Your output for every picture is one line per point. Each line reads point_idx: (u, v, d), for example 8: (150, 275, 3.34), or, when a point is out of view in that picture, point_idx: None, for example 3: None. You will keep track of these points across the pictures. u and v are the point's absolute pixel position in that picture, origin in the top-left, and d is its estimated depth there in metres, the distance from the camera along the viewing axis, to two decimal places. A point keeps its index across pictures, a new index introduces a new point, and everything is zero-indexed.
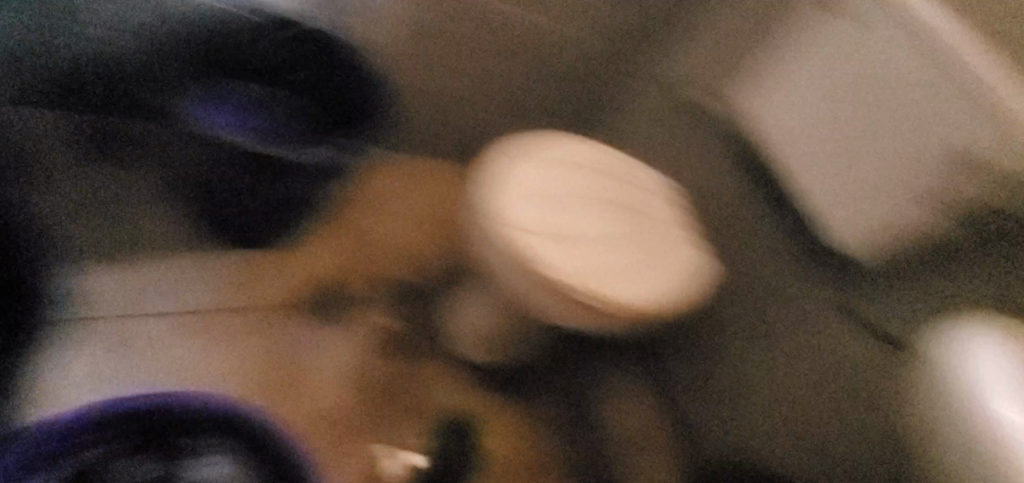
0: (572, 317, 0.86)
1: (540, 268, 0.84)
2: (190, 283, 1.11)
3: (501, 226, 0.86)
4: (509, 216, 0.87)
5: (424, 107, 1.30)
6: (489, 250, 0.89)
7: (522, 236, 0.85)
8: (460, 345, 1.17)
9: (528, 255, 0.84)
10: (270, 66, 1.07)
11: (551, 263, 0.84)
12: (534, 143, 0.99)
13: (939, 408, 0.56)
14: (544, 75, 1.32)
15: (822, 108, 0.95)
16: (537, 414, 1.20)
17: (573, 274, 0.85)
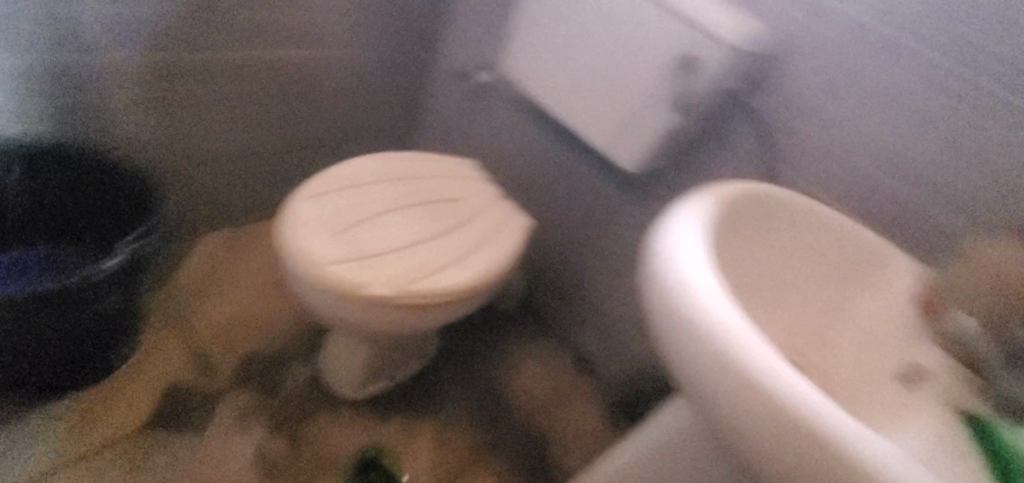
0: (411, 319, 0.89)
1: (363, 292, 0.84)
2: (23, 455, 0.97)
3: (311, 269, 0.84)
4: (315, 256, 0.85)
5: (222, 180, 1.26)
6: (313, 295, 0.87)
7: (333, 264, 0.84)
8: (344, 388, 1.13)
9: (349, 284, 0.84)
10: (46, 195, 1.05)
11: (373, 283, 0.84)
12: (324, 175, 0.97)
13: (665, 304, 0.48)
14: (332, 105, 1.32)
15: (561, 59, 1.06)
16: (448, 417, 1.20)
17: (395, 280, 0.86)
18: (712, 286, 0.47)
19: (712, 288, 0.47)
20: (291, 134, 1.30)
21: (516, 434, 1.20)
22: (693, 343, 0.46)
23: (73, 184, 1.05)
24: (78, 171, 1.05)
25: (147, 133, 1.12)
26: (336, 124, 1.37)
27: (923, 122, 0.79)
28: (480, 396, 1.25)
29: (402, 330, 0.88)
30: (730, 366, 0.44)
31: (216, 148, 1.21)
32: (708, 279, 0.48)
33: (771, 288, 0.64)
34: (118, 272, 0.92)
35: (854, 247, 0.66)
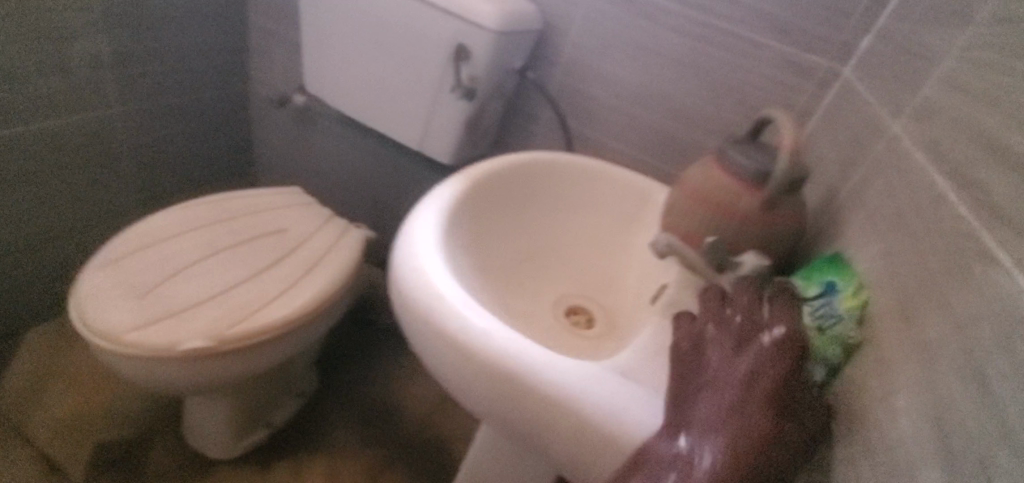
0: (245, 359, 0.86)
1: (175, 350, 0.79)
2: None
3: (110, 343, 0.78)
4: (111, 327, 0.79)
5: (34, 272, 1.11)
6: (123, 368, 0.81)
7: (138, 330, 0.79)
8: (216, 450, 1.07)
9: (157, 346, 0.79)
10: None
11: (184, 338, 0.80)
12: (114, 241, 0.90)
13: (406, 306, 0.51)
14: (148, 161, 1.22)
15: (362, 69, 1.05)
16: (342, 446, 1.17)
17: (214, 327, 0.83)
18: (438, 271, 0.51)
19: (438, 271, 0.51)
20: (109, 204, 1.19)
21: (410, 441, 1.21)
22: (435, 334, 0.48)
23: None
24: None
25: None
26: (156, 178, 1.26)
27: (683, 67, 0.87)
28: (368, 416, 1.23)
29: (238, 373, 0.86)
30: (463, 346, 0.47)
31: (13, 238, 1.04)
32: (437, 264, 0.52)
33: (542, 249, 0.72)
34: None
35: (609, 193, 0.75)
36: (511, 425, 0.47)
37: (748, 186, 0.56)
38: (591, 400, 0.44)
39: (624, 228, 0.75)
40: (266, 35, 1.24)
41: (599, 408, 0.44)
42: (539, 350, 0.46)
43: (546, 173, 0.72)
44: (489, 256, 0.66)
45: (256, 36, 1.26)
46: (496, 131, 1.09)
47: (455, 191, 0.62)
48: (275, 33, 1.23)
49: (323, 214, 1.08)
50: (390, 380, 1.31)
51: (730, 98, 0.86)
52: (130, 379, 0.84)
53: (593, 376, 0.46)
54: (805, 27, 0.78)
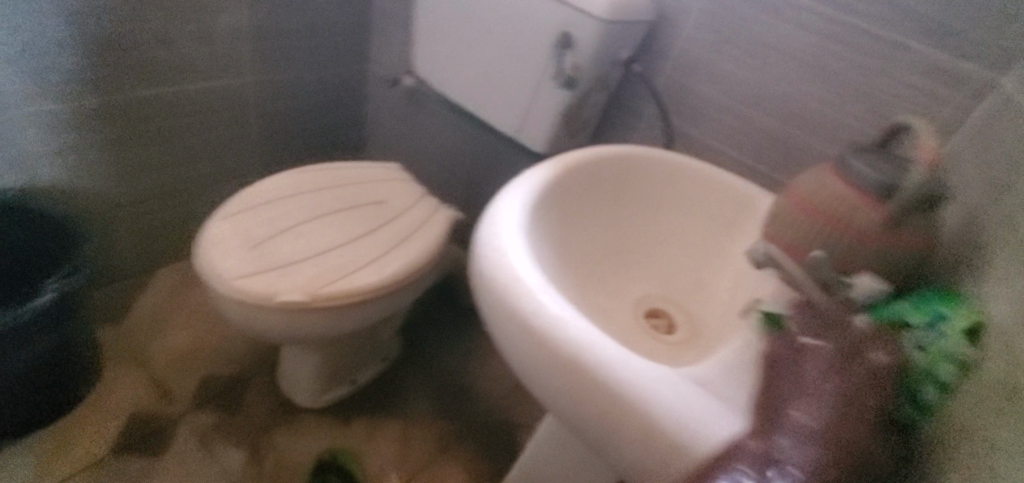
0: (331, 318, 0.92)
1: (273, 300, 0.86)
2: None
3: (222, 286, 0.87)
4: (225, 271, 0.88)
5: (170, 210, 1.27)
6: (230, 310, 0.90)
7: (246, 279, 0.88)
8: (302, 397, 1.16)
9: (259, 294, 0.87)
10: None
11: (282, 291, 0.87)
12: (237, 196, 1.00)
13: (483, 284, 0.51)
14: (274, 128, 1.35)
15: (468, 54, 1.08)
16: (411, 414, 1.22)
17: (308, 285, 0.89)
18: (517, 254, 0.51)
19: (517, 254, 0.51)
20: (238, 163, 1.33)
21: (478, 423, 1.23)
22: (508, 316, 0.48)
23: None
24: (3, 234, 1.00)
25: (84, 171, 1.09)
26: (277, 140, 1.38)
27: (807, 67, 0.80)
28: (444, 390, 1.27)
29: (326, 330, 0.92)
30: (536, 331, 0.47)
31: (151, 177, 1.19)
32: (517, 248, 0.52)
33: (630, 247, 0.70)
34: (50, 309, 0.90)
35: (709, 195, 0.70)
36: (574, 417, 0.46)
37: (869, 199, 0.50)
38: (661, 404, 0.42)
39: (719, 235, 0.70)
40: (387, 18, 1.31)
41: (669, 414, 0.41)
42: (611, 346, 0.45)
43: (640, 168, 0.69)
44: (571, 248, 0.65)
45: (379, 19, 1.33)
46: (595, 124, 1.07)
47: (544, 177, 0.61)
48: (396, 17, 1.29)
49: (419, 191, 1.12)
50: (463, 359, 1.34)
51: (858, 103, 0.77)
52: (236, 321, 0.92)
53: (669, 380, 0.43)
54: (961, 26, 0.68)
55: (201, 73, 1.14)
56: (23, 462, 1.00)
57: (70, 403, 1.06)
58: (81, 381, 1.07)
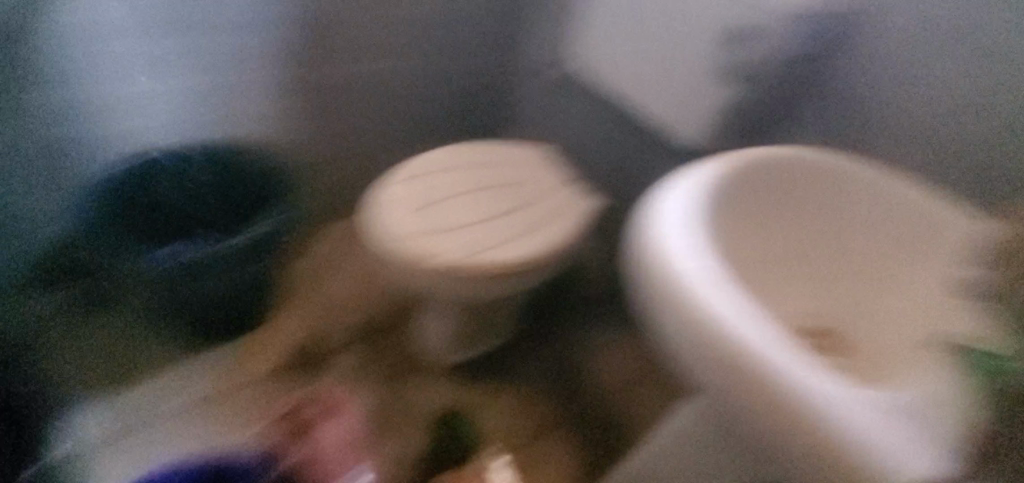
0: (476, 288, 0.97)
1: (425, 263, 0.93)
2: (187, 392, 1.11)
3: (388, 244, 0.95)
4: (392, 232, 0.96)
5: (345, 181, 1.36)
6: (390, 267, 0.98)
7: (408, 241, 0.95)
8: (434, 355, 1.24)
9: (413, 256, 0.94)
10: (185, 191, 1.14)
11: (438, 256, 0.94)
12: (403, 164, 1.07)
13: (644, 276, 0.52)
14: (435, 107, 1.41)
15: (626, 47, 1.09)
16: (527, 386, 1.27)
17: (460, 254, 0.95)
18: (683, 250, 0.51)
19: (684, 251, 0.51)
20: (404, 137, 1.39)
21: (586, 412, 1.24)
22: (671, 309, 0.49)
23: (217, 185, 1.16)
24: (228, 176, 1.16)
25: (283, 131, 1.22)
26: (438, 124, 1.44)
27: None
28: (556, 374, 1.30)
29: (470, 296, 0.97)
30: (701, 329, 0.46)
31: (331, 148, 1.31)
32: (682, 244, 0.52)
33: (798, 255, 0.66)
34: (259, 242, 1.05)
35: (892, 209, 0.64)
36: (728, 407, 0.45)
37: None
38: (834, 421, 0.41)
39: (899, 258, 0.63)
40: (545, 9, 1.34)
41: (843, 432, 0.40)
42: (782, 354, 0.44)
43: (813, 175, 0.65)
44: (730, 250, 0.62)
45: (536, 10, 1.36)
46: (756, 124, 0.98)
47: (710, 176, 0.60)
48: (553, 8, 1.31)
49: (564, 176, 1.13)
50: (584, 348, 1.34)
51: None
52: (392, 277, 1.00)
53: (843, 397, 0.42)
54: None
55: (381, 49, 1.26)
56: (206, 374, 1.13)
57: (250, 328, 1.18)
58: (257, 308, 1.16)
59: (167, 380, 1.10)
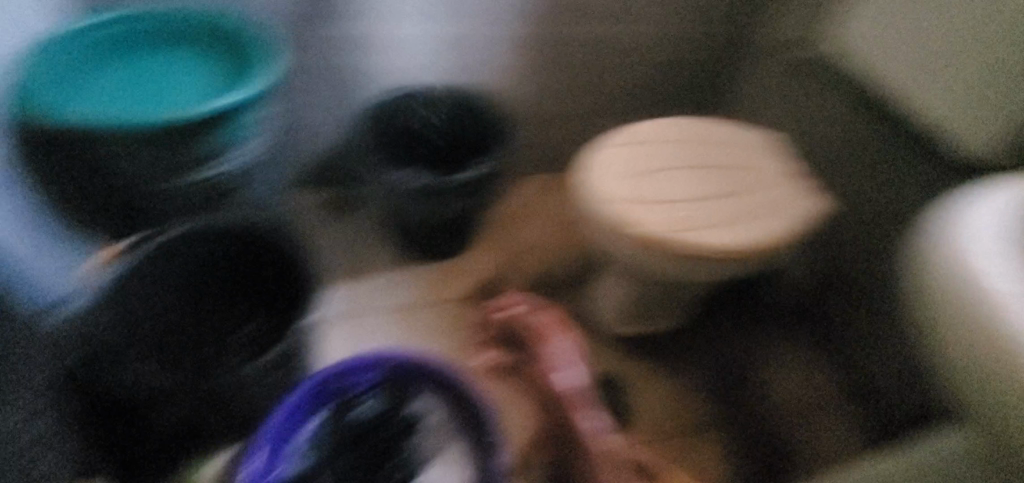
0: (677, 265, 0.93)
1: (630, 230, 0.92)
2: (393, 292, 1.25)
3: (597, 202, 0.94)
4: (604, 192, 0.95)
5: (551, 144, 1.42)
6: (594, 225, 0.98)
7: (618, 205, 0.94)
8: (608, 322, 1.23)
9: (621, 220, 0.93)
10: (425, 123, 1.24)
11: (644, 224, 0.92)
12: (621, 129, 1.06)
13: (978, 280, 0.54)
14: (658, 73, 1.36)
15: (926, 34, 0.97)
16: (692, 378, 1.21)
17: (668, 228, 0.92)
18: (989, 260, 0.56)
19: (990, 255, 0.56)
20: (620, 100, 1.38)
21: (749, 419, 1.14)
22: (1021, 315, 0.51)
23: (451, 119, 1.24)
24: (466, 115, 1.23)
25: (515, 85, 1.29)
26: (652, 96, 1.40)
27: None
28: (722, 370, 1.20)
29: (669, 272, 0.94)
30: None
31: (548, 110, 1.35)
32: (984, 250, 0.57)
33: None
34: (481, 177, 1.13)
35: None
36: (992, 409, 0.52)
37: None
38: None
39: None
40: None
41: None
42: None
43: None
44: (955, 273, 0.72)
45: None
46: None
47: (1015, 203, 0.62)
48: None
49: (790, 169, 1.03)
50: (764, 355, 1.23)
51: None
52: (591, 235, 1.01)
53: None
54: None
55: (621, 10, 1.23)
56: (408, 280, 1.27)
57: (451, 251, 1.29)
58: (460, 240, 1.28)
59: (383, 279, 1.27)
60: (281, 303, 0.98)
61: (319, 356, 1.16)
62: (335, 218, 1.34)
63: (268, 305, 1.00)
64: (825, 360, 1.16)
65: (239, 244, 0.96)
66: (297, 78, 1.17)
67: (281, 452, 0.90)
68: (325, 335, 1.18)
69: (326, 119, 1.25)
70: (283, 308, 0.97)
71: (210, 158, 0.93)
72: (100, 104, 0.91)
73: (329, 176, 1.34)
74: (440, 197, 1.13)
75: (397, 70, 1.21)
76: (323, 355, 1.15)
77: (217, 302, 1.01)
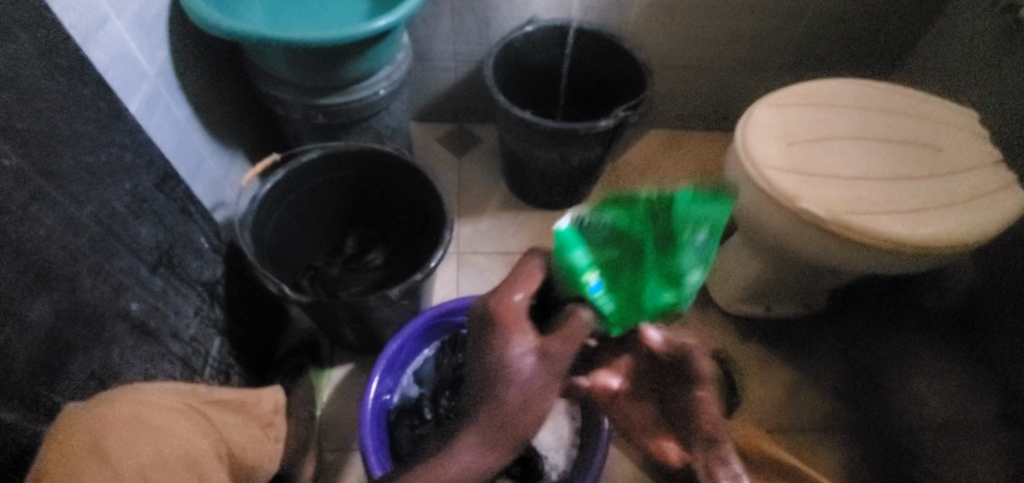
0: (838, 250, 0.81)
1: (795, 205, 0.78)
2: (504, 234, 1.24)
3: (752, 167, 0.82)
4: (761, 155, 0.82)
5: (676, 98, 1.33)
6: (742, 192, 0.87)
7: (779, 174, 0.80)
8: (721, 293, 1.16)
9: (783, 192, 0.80)
10: (554, 64, 1.15)
11: (807, 198, 0.78)
12: (784, 89, 0.93)
13: None
14: (822, 24, 1.19)
15: None
16: (814, 370, 1.13)
17: (837, 204, 0.78)
18: None
19: None
20: (769, 54, 1.24)
21: (883, 435, 1.06)
22: None
23: (580, 63, 1.15)
24: (597, 61, 1.12)
25: (655, 28, 1.18)
26: (808, 51, 1.24)
27: None
28: (851, 367, 1.14)
29: (827, 258, 0.83)
30: None
31: (685, 61, 1.25)
32: None
33: None
34: (609, 130, 1.03)
35: None
36: None
37: None
38: None
39: None
40: None
41: None
42: None
43: None
44: None
45: None
46: None
47: None
48: None
49: (989, 155, 0.86)
50: (898, 358, 1.13)
51: None
52: (736, 203, 0.90)
53: None
54: None
55: None
56: (517, 224, 1.26)
57: (564, 201, 1.26)
58: (575, 191, 1.22)
59: (493, 221, 1.26)
60: (415, 234, 1.00)
61: (437, 289, 1.17)
62: (452, 154, 1.35)
63: (405, 236, 1.03)
64: (971, 379, 1.10)
65: (376, 174, 0.97)
66: (429, 8, 1.13)
67: (400, 376, 0.95)
68: (444, 270, 1.18)
69: (454, 51, 1.22)
70: (416, 240, 1.00)
71: (355, 82, 0.95)
72: (251, 13, 0.90)
73: (456, 108, 1.36)
74: (564, 147, 1.07)
75: (530, 4, 1.13)
76: (440, 289, 1.16)
77: (363, 224, 1.06)
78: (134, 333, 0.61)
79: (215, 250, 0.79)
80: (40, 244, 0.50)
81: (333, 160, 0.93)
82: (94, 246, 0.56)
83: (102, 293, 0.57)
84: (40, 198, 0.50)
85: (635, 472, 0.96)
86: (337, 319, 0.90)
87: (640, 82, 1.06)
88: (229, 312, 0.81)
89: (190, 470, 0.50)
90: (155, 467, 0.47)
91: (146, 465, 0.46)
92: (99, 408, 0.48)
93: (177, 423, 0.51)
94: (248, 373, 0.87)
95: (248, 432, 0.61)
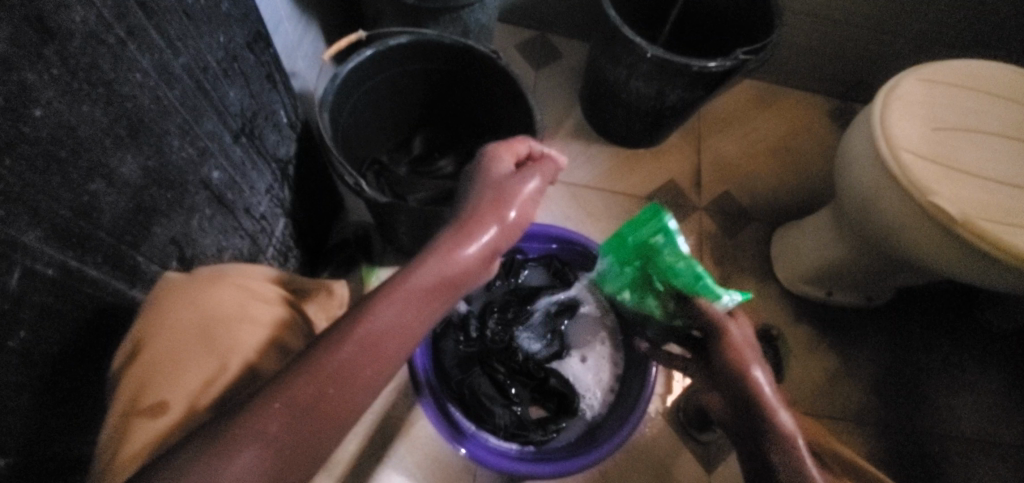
0: (948, 256, 0.72)
1: (924, 197, 0.68)
2: (571, 162, 1.17)
3: (883, 144, 0.72)
4: (898, 133, 0.72)
5: (784, 50, 1.21)
6: (862, 172, 0.77)
7: (913, 159, 0.71)
8: (783, 267, 1.09)
9: (914, 179, 0.69)
10: None
11: (940, 193, 0.68)
12: (938, 63, 0.81)
13: None
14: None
15: None
16: (860, 362, 1.06)
17: (971, 206, 0.68)
18: None
19: None
20: (908, 20, 1.10)
21: (916, 444, 1.01)
22: None
23: None
24: None
25: None
26: (951, 25, 1.10)
27: None
28: (898, 366, 1.07)
29: (931, 260, 0.74)
30: None
31: (812, 10, 1.11)
32: None
33: None
34: (722, 72, 0.92)
35: None
36: None
37: None
38: None
39: None
40: None
41: None
42: None
43: None
44: None
45: None
46: None
47: None
48: None
49: None
50: (947, 369, 1.07)
51: None
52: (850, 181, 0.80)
53: None
54: None
55: None
56: (586, 154, 1.19)
57: (641, 141, 1.17)
58: (656, 132, 1.13)
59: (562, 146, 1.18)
60: None
61: None
62: (531, 65, 1.25)
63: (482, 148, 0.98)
64: (1010, 403, 1.05)
65: (463, 76, 0.89)
66: None
67: None
68: None
69: None
70: None
71: None
72: None
73: (544, 15, 1.24)
74: (664, 83, 0.97)
75: None
76: None
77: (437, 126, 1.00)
78: (211, 202, 0.57)
79: (291, 127, 0.73)
80: (133, 90, 0.44)
81: (421, 50, 0.84)
82: (185, 102, 0.50)
83: (187, 156, 0.52)
84: (137, 36, 0.43)
85: (662, 427, 0.97)
86: (396, 222, 0.85)
87: (765, 24, 0.94)
88: (295, 193, 0.77)
89: (274, 345, 0.47)
90: (237, 348, 0.45)
91: (230, 343, 0.44)
92: (193, 284, 0.47)
93: (251, 303, 0.48)
94: (302, 259, 0.85)
95: (323, 324, 0.58)
